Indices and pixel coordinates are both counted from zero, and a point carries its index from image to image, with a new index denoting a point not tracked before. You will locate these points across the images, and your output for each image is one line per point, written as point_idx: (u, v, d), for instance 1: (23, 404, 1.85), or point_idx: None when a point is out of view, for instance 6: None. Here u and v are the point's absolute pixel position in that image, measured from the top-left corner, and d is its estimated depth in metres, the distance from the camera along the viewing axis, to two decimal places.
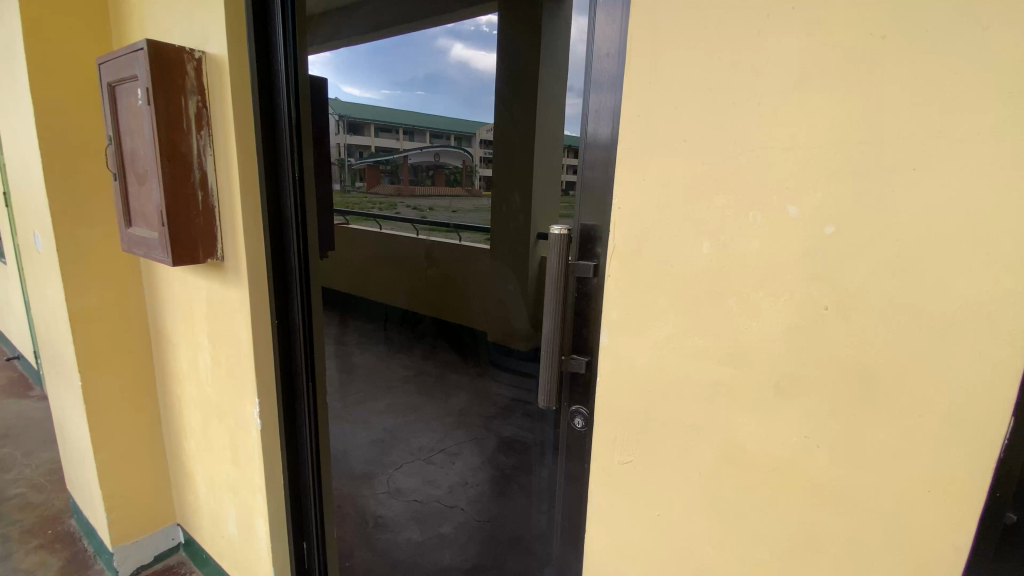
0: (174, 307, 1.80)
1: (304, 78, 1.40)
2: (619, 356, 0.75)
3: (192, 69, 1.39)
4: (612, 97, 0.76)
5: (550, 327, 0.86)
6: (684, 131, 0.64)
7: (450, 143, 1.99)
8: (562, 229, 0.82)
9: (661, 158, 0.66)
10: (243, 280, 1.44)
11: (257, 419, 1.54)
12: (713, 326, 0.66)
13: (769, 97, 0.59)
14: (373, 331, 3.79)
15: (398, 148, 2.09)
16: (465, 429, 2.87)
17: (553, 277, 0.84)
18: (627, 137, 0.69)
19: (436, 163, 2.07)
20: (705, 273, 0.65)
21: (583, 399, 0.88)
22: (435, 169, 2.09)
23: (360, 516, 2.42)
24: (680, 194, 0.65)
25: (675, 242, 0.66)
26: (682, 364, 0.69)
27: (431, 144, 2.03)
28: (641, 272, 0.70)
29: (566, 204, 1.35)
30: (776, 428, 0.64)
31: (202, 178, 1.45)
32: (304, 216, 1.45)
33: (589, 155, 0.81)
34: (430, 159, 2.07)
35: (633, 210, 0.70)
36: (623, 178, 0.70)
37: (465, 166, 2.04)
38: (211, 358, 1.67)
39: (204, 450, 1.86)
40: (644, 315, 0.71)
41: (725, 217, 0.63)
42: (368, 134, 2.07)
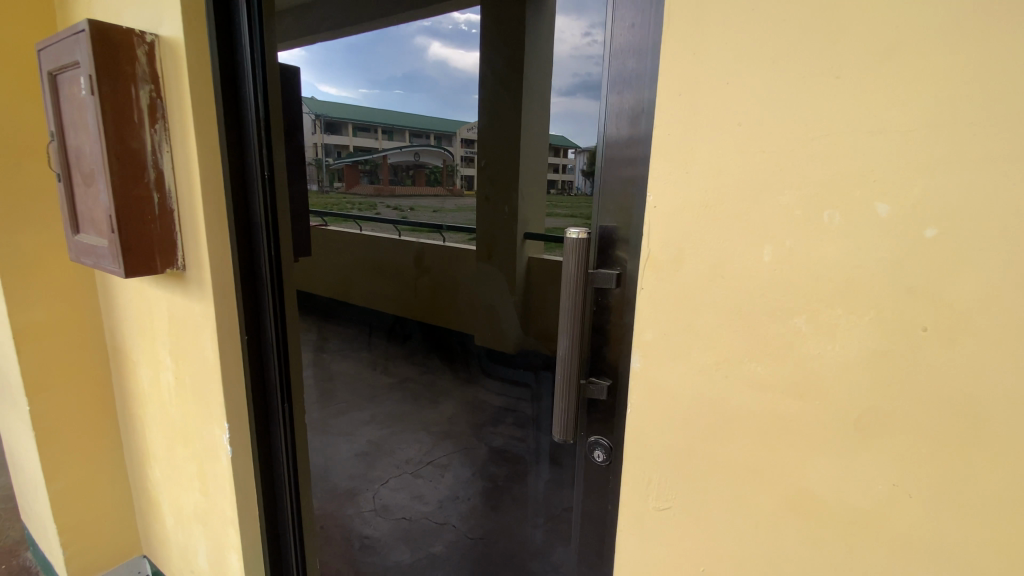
0: (132, 322, 1.63)
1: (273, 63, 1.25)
2: (651, 385, 0.63)
3: (144, 54, 1.23)
4: (641, 88, 0.64)
5: (567, 346, 0.73)
6: (739, 111, 0.52)
7: (429, 142, 1.86)
8: (581, 233, 0.69)
9: (708, 145, 0.54)
10: (208, 291, 1.28)
11: (228, 445, 1.39)
12: (773, 350, 0.54)
13: (850, 67, 0.47)
14: (356, 338, 3.61)
15: (376, 147, 1.99)
16: (453, 440, 2.73)
17: (570, 288, 0.71)
18: (663, 120, 0.57)
19: (416, 163, 1.94)
20: (766, 286, 0.53)
21: (603, 428, 0.76)
22: (415, 168, 1.97)
23: (345, 537, 2.22)
24: (733, 190, 0.53)
25: (726, 247, 0.55)
26: (732, 394, 0.57)
27: (410, 143, 1.90)
28: (682, 284, 0.58)
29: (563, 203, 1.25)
30: (854, 471, 0.52)
31: (157, 177, 1.28)
32: (275, 219, 1.29)
33: (609, 153, 0.69)
34: (410, 159, 1.95)
35: (672, 208, 0.58)
36: (658, 171, 0.58)
37: (446, 165, 1.89)
38: (175, 377, 1.51)
39: (170, 477, 1.69)
40: (685, 335, 0.59)
41: (791, 217, 0.51)
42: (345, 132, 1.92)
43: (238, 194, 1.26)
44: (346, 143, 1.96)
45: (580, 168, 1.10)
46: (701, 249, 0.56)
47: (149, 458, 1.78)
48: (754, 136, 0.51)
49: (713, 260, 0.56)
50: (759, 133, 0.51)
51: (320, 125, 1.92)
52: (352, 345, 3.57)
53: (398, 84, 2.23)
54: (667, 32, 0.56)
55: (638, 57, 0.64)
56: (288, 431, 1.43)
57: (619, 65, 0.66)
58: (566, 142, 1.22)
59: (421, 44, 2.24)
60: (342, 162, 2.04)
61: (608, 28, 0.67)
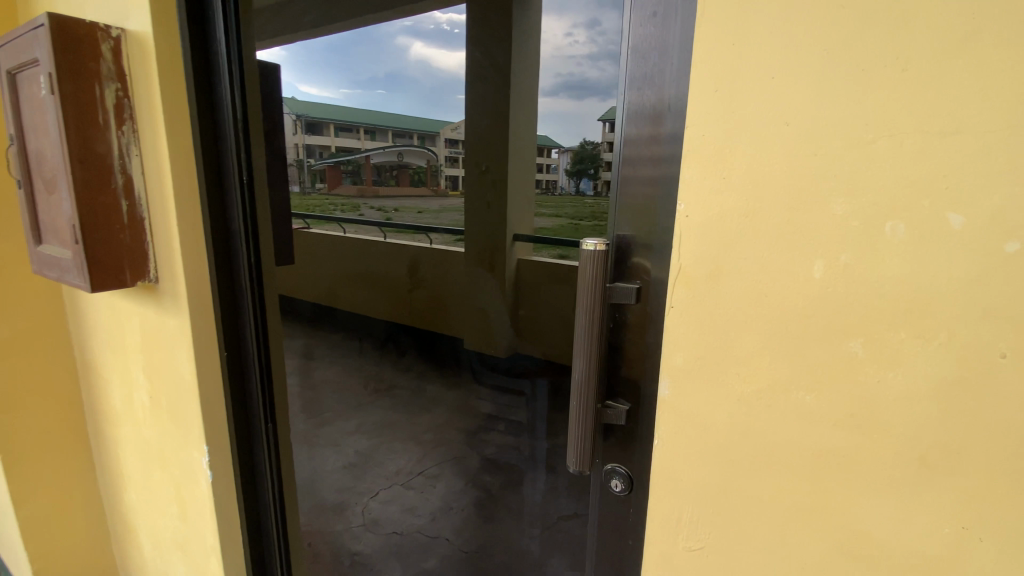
0: (103, 337, 1.52)
1: (250, 59, 1.17)
2: (681, 413, 0.57)
3: (109, 50, 1.13)
4: (663, 84, 0.58)
5: (583, 369, 0.66)
6: (784, 110, 0.46)
7: (413, 142, 1.75)
8: (598, 244, 0.62)
9: (750, 149, 0.48)
10: (184, 304, 1.19)
11: (206, 469, 1.30)
12: (824, 378, 0.48)
13: (920, 58, 0.40)
14: (342, 342, 3.47)
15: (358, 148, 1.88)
16: (444, 449, 2.60)
17: (586, 306, 0.64)
18: (696, 119, 0.51)
19: (399, 163, 1.86)
20: (817, 305, 0.47)
21: (622, 455, 0.70)
22: (398, 169, 1.91)
23: (333, 554, 2.04)
24: (780, 199, 0.47)
25: (770, 262, 0.49)
26: (775, 425, 0.51)
27: (394, 143, 1.78)
28: (719, 302, 0.52)
29: (545, 203, 1.21)
30: (916, 515, 0.47)
31: (126, 183, 1.18)
32: (255, 226, 1.20)
33: (628, 155, 0.62)
34: (392, 160, 1.86)
35: (707, 218, 0.51)
36: (691, 177, 0.52)
37: (430, 165, 1.84)
38: (149, 396, 1.41)
39: (147, 501, 1.59)
40: (721, 360, 0.53)
41: (845, 229, 0.45)
42: (326, 133, 1.76)
43: (214, 199, 1.17)
44: (329, 144, 1.81)
45: (564, 168, 1.06)
46: (742, 264, 0.50)
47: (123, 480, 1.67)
48: (804, 137, 0.45)
49: (755, 277, 0.50)
50: (808, 135, 0.45)
51: (300, 124, 1.69)
52: (336, 351, 3.37)
53: (379, 84, 2.19)
54: (701, 20, 0.49)
55: (660, 49, 0.58)
56: (273, 451, 1.34)
57: (639, 58, 0.60)
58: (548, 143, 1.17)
59: (403, 44, 2.22)
60: (324, 162, 1.94)
61: (623, 27, 0.61)
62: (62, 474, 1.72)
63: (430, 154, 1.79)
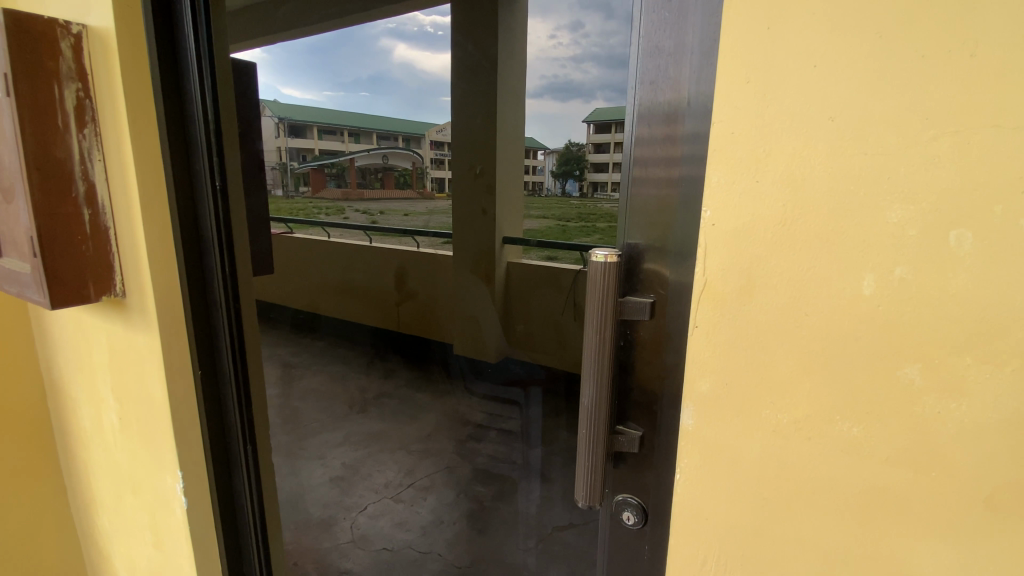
0: (69, 356, 1.42)
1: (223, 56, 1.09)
2: (706, 445, 0.51)
3: (69, 48, 1.03)
4: (680, 76, 0.51)
5: (593, 393, 0.59)
6: (828, 104, 0.40)
7: (399, 144, 1.76)
8: (609, 255, 0.55)
9: (787, 149, 0.42)
10: (154, 320, 1.11)
11: (183, 495, 1.21)
12: (873, 408, 0.42)
13: (992, 41, 0.35)
14: (324, 352, 3.30)
15: (342, 151, 1.70)
16: (436, 459, 2.44)
17: (597, 323, 0.58)
18: (722, 115, 0.45)
19: (385, 166, 1.85)
20: (867, 326, 0.41)
21: (635, 485, 0.64)
22: (384, 172, 1.87)
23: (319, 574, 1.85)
24: (822, 206, 0.42)
25: (812, 276, 0.43)
26: (815, 459, 0.46)
27: (377, 146, 1.70)
28: (752, 321, 0.46)
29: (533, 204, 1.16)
30: (981, 563, 0.41)
31: (88, 191, 1.08)
32: (230, 234, 1.12)
33: (640, 155, 0.56)
34: (377, 163, 1.83)
35: (736, 226, 0.45)
36: (718, 180, 0.46)
37: (415, 167, 1.92)
38: (120, 418, 1.31)
39: (120, 530, 1.48)
40: (754, 386, 0.47)
41: (899, 239, 0.39)
42: (310, 136, 1.56)
43: (184, 207, 1.08)
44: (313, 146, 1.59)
45: (549, 169, 0.96)
46: (777, 279, 0.44)
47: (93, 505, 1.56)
48: (850, 135, 0.40)
49: (794, 293, 0.44)
50: (855, 133, 0.40)
51: (283, 127, 1.50)
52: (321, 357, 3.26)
53: (364, 87, 1.94)
54: (728, 4, 0.43)
55: (677, 37, 0.51)
56: (253, 474, 1.25)
57: (653, 47, 0.53)
58: (534, 145, 1.10)
59: (386, 47, 2.04)
60: (308, 167, 1.67)
61: (632, 19, 0.55)
62: (34, 507, 1.57)
63: (415, 156, 1.87)
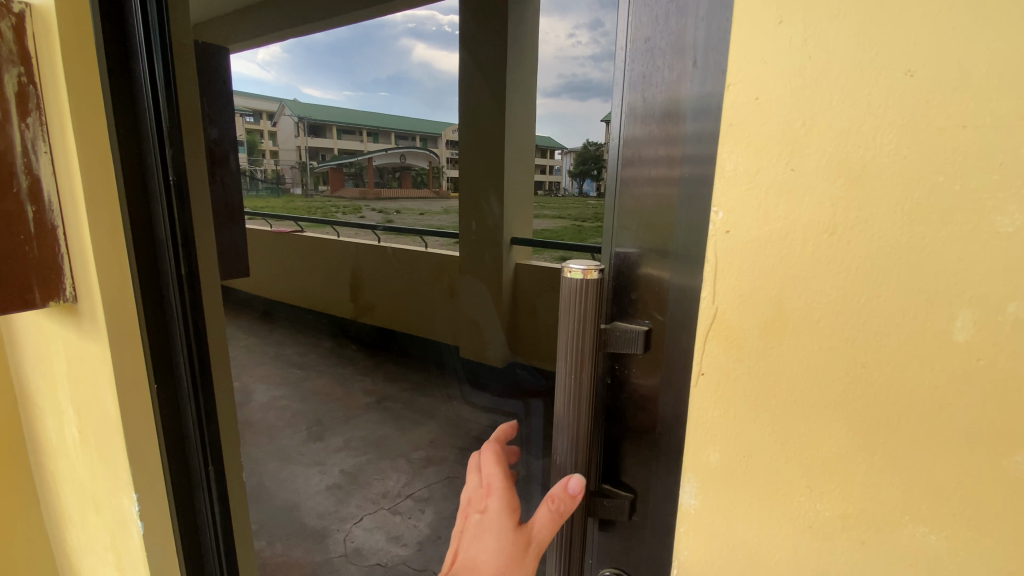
0: (32, 363, 1.30)
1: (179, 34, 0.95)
2: (719, 536, 0.37)
3: (9, 28, 0.88)
4: (683, 28, 0.37)
5: (569, 449, 0.46)
6: (897, 54, 0.27)
7: (414, 143, 1.36)
8: (589, 269, 0.41)
9: (835, 124, 0.28)
10: (104, 335, 0.96)
11: (138, 520, 1.05)
12: (960, 508, 0.28)
13: None
14: (309, 352, 2.71)
15: (361, 149, 1.44)
16: (438, 467, 2.14)
17: (571, 359, 0.44)
18: (740, 78, 0.31)
19: (403, 167, 1.45)
20: (956, 391, 0.27)
21: (624, 559, 0.50)
22: (402, 172, 1.47)
23: None
24: (887, 211, 0.28)
25: (871, 312, 0.29)
26: (869, 571, 0.32)
27: (396, 147, 1.37)
28: (781, 372, 0.32)
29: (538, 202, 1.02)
30: None
31: (32, 187, 0.94)
32: (186, 235, 0.99)
33: (630, 136, 0.42)
34: (394, 162, 1.44)
35: (760, 239, 0.32)
36: (735, 170, 0.32)
37: (431, 166, 1.45)
38: (80, 432, 1.20)
39: (85, 551, 1.37)
40: (782, 463, 0.33)
41: (1011, 259, 0.25)
42: (328, 134, 1.40)
43: (135, 205, 0.95)
44: (330, 146, 1.44)
45: (566, 169, 0.69)
46: (817, 313, 0.30)
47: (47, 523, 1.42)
48: (939, 99, 0.26)
49: (844, 336, 0.30)
50: (942, 99, 0.26)
51: (303, 126, 1.43)
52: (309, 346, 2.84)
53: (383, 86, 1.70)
54: None
55: None
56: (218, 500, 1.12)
57: None
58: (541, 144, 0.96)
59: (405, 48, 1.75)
60: (327, 165, 1.54)
61: None
62: None
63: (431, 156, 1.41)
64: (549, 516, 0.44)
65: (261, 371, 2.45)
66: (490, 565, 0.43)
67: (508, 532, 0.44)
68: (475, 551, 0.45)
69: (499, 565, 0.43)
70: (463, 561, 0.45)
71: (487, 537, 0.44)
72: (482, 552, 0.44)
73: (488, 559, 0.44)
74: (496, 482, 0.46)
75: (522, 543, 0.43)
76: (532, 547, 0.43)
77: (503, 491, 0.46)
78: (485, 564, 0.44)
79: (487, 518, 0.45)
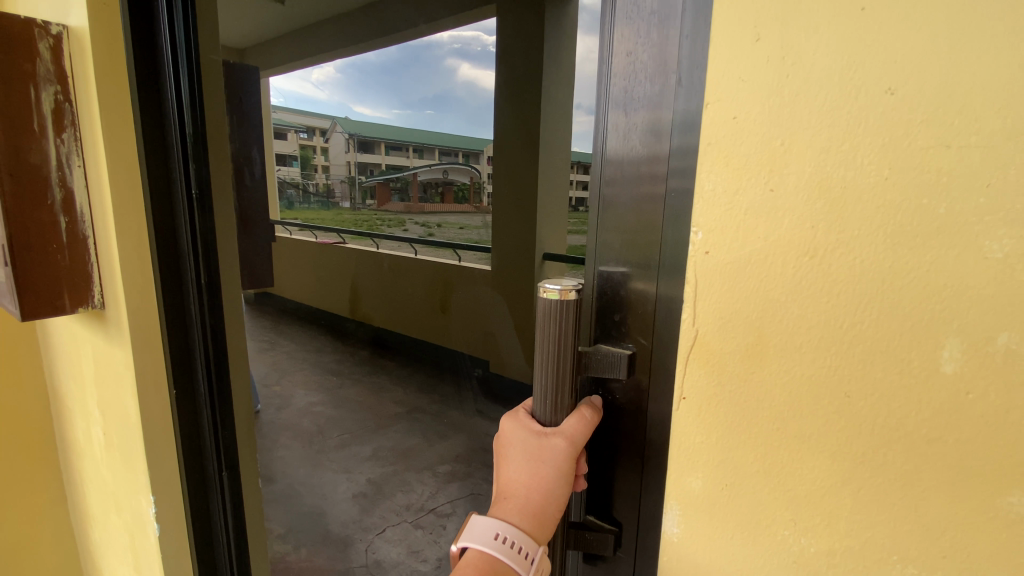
0: (61, 368, 1.31)
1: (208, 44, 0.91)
2: (702, 566, 0.36)
3: (47, 51, 0.85)
4: (666, 42, 0.37)
5: (548, 413, 0.44)
6: (876, 68, 0.26)
7: (458, 160, 1.86)
8: (565, 291, 0.41)
9: (815, 143, 0.27)
10: (127, 352, 0.93)
11: (155, 523, 1.02)
12: (954, 552, 0.26)
13: None
14: (337, 360, 2.71)
15: (408, 166, 1.90)
16: (466, 482, 1.85)
17: (549, 384, 0.43)
18: (719, 95, 0.30)
19: (444, 181, 1.91)
20: (946, 425, 0.26)
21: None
22: (443, 186, 1.94)
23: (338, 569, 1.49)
24: (873, 234, 0.27)
25: (855, 348, 0.28)
26: None
27: (439, 162, 1.88)
28: (764, 399, 0.31)
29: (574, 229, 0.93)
30: None
31: (67, 199, 0.90)
32: (208, 248, 0.94)
33: (615, 154, 0.42)
34: (438, 178, 1.91)
35: (739, 258, 0.31)
36: (714, 189, 0.31)
37: (473, 182, 1.91)
38: (103, 434, 1.23)
39: (106, 548, 1.38)
40: (765, 494, 0.32)
41: (989, 285, 0.24)
42: (378, 151, 1.74)
43: (161, 218, 0.90)
44: (380, 161, 1.76)
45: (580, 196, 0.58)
46: (800, 339, 0.29)
47: (72, 520, 1.45)
48: (924, 117, 0.25)
49: (829, 363, 0.29)
50: (926, 118, 0.25)
51: (353, 143, 1.70)
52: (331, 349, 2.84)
53: (428, 105, 1.95)
54: None
55: None
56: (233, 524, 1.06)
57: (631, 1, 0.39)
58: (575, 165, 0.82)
59: (450, 66, 1.90)
60: (377, 180, 1.96)
61: None
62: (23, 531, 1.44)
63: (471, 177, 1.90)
64: (580, 420, 0.43)
65: (299, 377, 2.50)
66: (521, 480, 0.42)
67: (530, 438, 0.43)
68: (507, 475, 0.43)
69: (528, 475, 0.42)
70: (500, 489, 0.43)
71: (511, 453, 0.44)
72: (511, 470, 0.43)
73: (516, 470, 0.43)
74: (516, 410, 0.47)
75: (543, 441, 0.42)
76: (554, 436, 0.42)
77: (520, 412, 0.46)
78: (517, 479, 0.42)
79: (509, 437, 0.45)
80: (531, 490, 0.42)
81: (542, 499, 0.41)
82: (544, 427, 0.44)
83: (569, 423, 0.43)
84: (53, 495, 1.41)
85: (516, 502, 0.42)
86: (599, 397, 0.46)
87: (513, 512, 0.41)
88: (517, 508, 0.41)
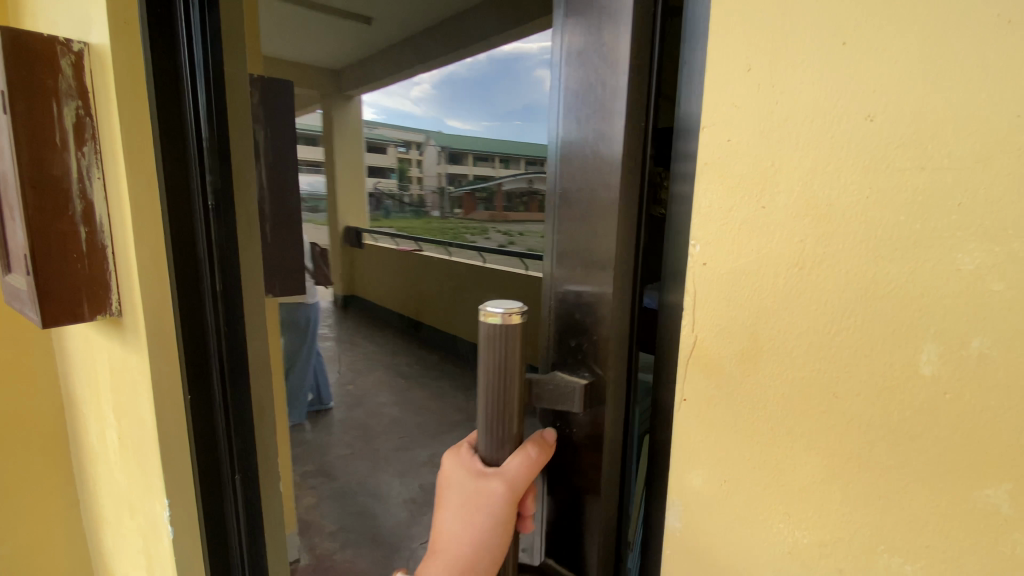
0: (77, 374, 1.33)
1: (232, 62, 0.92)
2: (708, 559, 0.38)
3: (69, 67, 0.89)
4: (615, 81, 0.40)
5: (494, 453, 0.45)
6: (856, 95, 0.28)
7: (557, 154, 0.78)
8: (508, 316, 0.41)
9: (802, 164, 0.30)
10: (146, 357, 0.95)
11: (168, 526, 1.04)
12: (935, 540, 0.29)
13: None
14: None
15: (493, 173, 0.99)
16: None
17: (495, 412, 0.44)
18: (715, 120, 0.33)
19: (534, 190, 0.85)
20: (924, 420, 0.28)
21: None
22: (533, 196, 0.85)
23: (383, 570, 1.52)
24: (853, 247, 0.29)
25: (838, 351, 0.30)
26: None
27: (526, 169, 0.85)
28: (761, 400, 0.33)
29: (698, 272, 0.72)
30: None
31: (86, 210, 0.93)
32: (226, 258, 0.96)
33: (569, 183, 0.45)
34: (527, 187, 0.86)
35: (736, 269, 0.33)
36: (711, 206, 0.34)
37: None
38: (118, 438, 1.25)
39: (117, 552, 1.39)
40: (760, 489, 0.34)
41: (962, 294, 0.26)
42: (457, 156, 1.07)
43: (179, 228, 0.92)
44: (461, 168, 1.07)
45: None
46: (791, 344, 0.32)
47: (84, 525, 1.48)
48: (898, 140, 0.27)
49: (818, 365, 0.31)
50: (899, 142, 0.27)
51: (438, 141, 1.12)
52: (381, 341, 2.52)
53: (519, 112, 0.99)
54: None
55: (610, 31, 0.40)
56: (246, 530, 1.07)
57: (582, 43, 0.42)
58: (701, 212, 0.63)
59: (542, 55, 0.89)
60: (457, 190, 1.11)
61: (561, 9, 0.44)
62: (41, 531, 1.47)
63: None
64: (522, 462, 0.44)
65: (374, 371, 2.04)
66: (456, 533, 0.44)
67: (468, 485, 0.45)
68: (444, 524, 0.45)
69: (462, 527, 0.44)
70: (436, 535, 0.46)
71: (447, 502, 0.46)
72: (446, 520, 0.45)
73: (451, 520, 0.45)
74: (461, 447, 0.49)
75: (480, 489, 0.44)
76: (493, 480, 0.44)
77: (463, 454, 0.47)
78: (453, 531, 0.44)
79: (449, 483, 0.46)
80: (464, 543, 0.44)
81: (475, 551, 0.44)
82: (488, 466, 0.45)
83: (511, 468, 0.44)
84: (66, 499, 1.44)
85: (447, 555, 0.44)
86: (554, 429, 0.49)
87: (446, 562, 0.44)
88: (444, 563, 0.44)
